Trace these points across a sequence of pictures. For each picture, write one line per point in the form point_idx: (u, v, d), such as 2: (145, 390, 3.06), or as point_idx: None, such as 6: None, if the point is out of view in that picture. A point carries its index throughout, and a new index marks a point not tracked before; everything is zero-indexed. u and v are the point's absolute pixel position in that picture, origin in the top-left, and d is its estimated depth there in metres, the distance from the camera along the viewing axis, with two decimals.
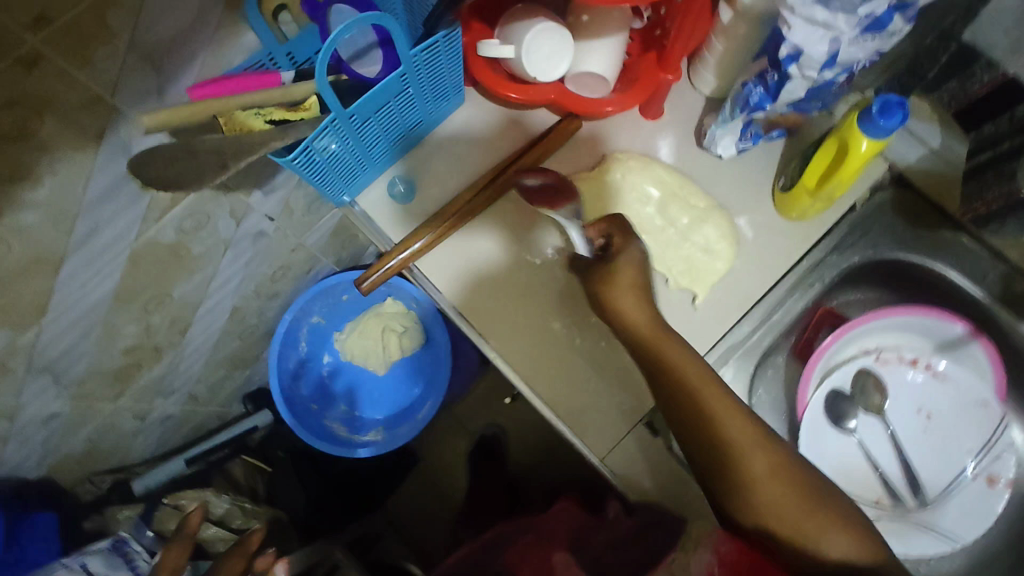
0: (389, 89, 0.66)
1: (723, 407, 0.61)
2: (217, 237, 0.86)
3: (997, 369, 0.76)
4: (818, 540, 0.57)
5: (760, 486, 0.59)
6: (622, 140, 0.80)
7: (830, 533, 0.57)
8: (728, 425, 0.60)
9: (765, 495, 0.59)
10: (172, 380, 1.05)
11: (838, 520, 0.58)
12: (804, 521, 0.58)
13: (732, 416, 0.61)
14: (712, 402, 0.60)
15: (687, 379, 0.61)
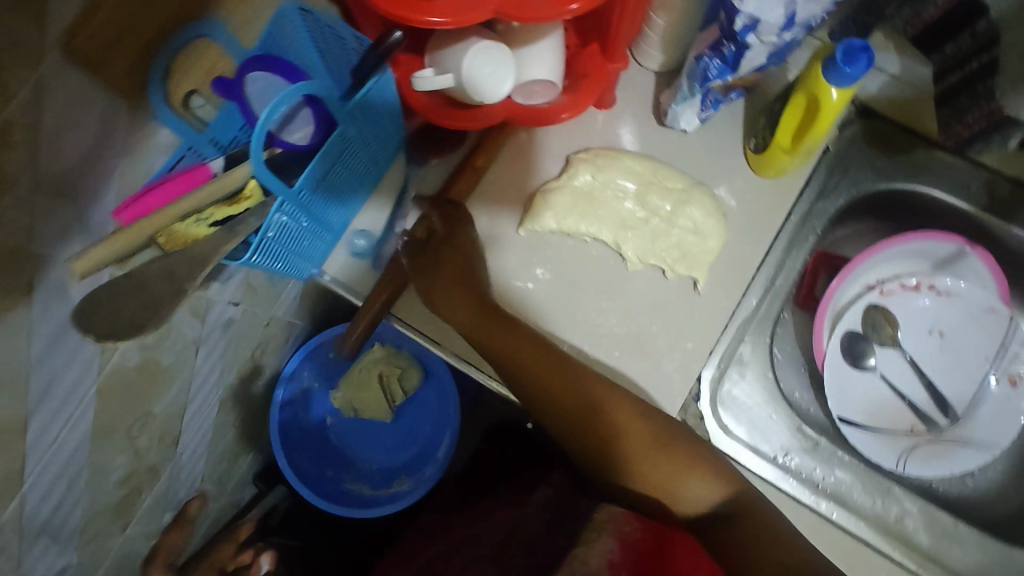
0: (331, 151, 0.62)
1: (603, 401, 0.63)
2: (184, 340, 0.79)
3: (998, 276, 0.77)
4: (679, 489, 0.62)
5: (626, 460, 0.63)
6: (583, 138, 0.77)
7: (693, 482, 0.62)
8: (600, 418, 0.63)
9: (630, 464, 0.63)
10: (177, 490, 0.99)
11: (700, 465, 0.62)
12: (671, 469, 0.62)
13: (605, 402, 0.63)
14: (613, 416, 0.63)
15: (569, 403, 0.64)
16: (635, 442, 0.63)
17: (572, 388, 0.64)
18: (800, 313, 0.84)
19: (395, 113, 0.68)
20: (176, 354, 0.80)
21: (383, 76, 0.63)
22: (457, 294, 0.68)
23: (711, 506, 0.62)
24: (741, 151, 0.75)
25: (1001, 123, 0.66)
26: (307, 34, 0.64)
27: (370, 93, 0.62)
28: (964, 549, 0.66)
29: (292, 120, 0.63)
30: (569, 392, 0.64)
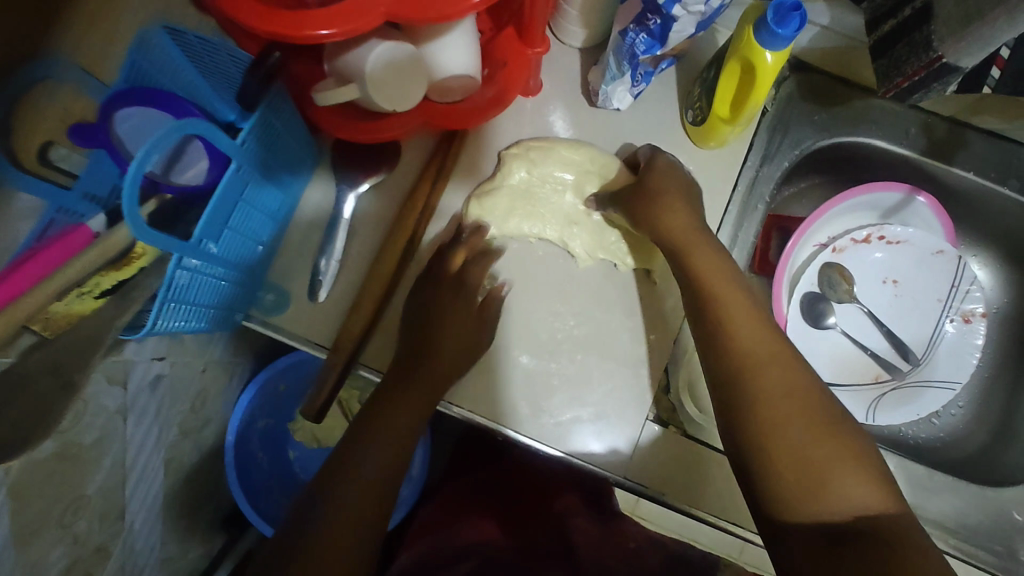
0: (229, 190, 0.54)
1: (769, 352, 0.55)
2: (106, 412, 0.72)
3: (941, 216, 0.77)
4: (836, 481, 0.49)
5: (775, 416, 0.52)
6: (513, 130, 0.71)
7: (851, 481, 0.49)
8: (765, 371, 0.54)
9: (780, 408, 0.52)
10: (136, 561, 0.91)
11: (855, 464, 0.50)
12: (821, 457, 0.50)
13: (782, 360, 0.55)
14: (770, 375, 0.54)
15: (747, 351, 0.55)
16: (790, 399, 0.53)
17: (747, 334, 0.56)
18: (757, 279, 0.83)
19: (298, 131, 0.61)
20: (100, 429, 0.72)
21: (274, 94, 0.55)
22: (677, 210, 0.63)
23: (860, 513, 0.48)
24: (680, 125, 0.71)
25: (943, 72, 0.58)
26: (180, 56, 0.55)
27: (262, 117, 0.54)
28: (940, 498, 0.67)
29: (180, 159, 0.55)
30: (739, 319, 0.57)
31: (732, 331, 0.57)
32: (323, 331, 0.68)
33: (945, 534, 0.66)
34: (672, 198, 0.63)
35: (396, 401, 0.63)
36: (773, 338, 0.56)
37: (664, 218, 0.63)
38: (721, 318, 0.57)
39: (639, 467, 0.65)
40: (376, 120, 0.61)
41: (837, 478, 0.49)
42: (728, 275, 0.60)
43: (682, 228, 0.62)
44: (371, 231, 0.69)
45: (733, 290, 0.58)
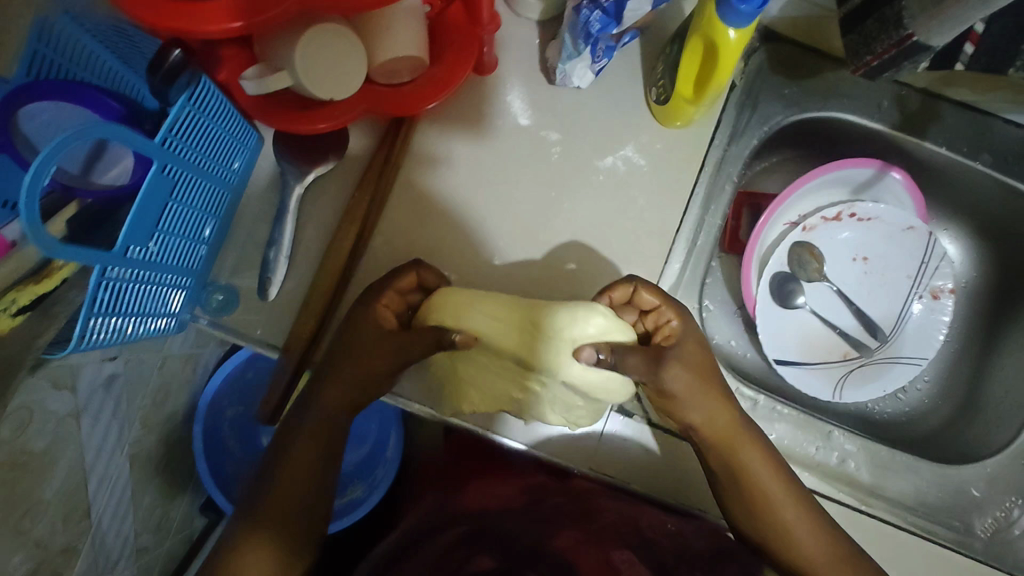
0: (156, 192, 0.50)
1: (748, 443, 0.63)
2: (56, 417, 0.69)
3: (913, 193, 0.75)
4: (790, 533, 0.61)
5: (738, 474, 0.62)
6: (468, 112, 0.67)
7: (801, 532, 0.62)
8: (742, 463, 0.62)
9: (756, 488, 0.62)
10: (109, 555, 0.90)
11: (807, 520, 0.62)
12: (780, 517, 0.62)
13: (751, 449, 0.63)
14: (750, 465, 0.62)
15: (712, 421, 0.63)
16: (767, 482, 0.62)
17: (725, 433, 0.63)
18: (727, 258, 0.81)
19: (231, 122, 0.57)
20: (51, 434, 0.69)
21: (196, 86, 0.50)
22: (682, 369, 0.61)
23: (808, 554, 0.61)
24: (644, 103, 0.68)
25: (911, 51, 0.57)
26: (92, 41, 0.51)
27: (186, 112, 0.50)
28: (901, 477, 0.68)
29: (102, 157, 0.52)
30: (700, 374, 0.63)
31: (718, 430, 0.62)
32: (275, 329, 0.65)
33: (905, 512, 0.66)
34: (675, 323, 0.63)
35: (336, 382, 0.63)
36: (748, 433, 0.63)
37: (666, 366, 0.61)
38: (701, 422, 0.62)
39: (625, 465, 0.65)
40: (315, 110, 0.57)
41: (800, 541, 0.61)
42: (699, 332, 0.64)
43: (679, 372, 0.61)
44: (322, 223, 0.66)
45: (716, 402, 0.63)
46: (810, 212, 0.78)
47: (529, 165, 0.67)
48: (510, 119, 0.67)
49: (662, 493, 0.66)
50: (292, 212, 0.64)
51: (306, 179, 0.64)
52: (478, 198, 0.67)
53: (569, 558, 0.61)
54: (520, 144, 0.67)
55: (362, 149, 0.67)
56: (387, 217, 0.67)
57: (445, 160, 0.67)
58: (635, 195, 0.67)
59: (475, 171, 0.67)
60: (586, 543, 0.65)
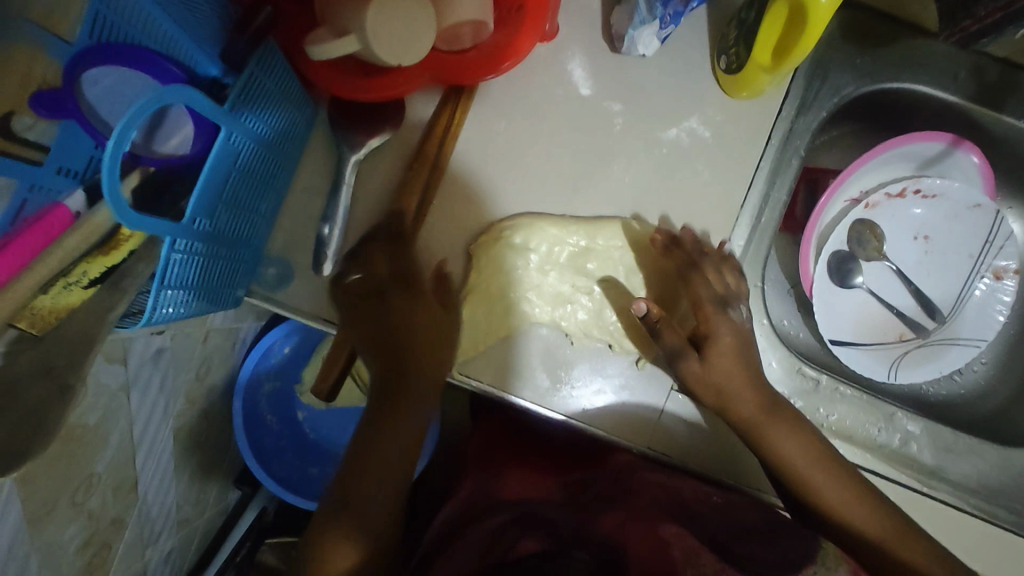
0: (222, 161, 0.49)
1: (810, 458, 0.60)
2: (108, 391, 0.69)
3: (983, 168, 0.73)
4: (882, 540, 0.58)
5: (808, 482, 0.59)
6: (527, 80, 0.65)
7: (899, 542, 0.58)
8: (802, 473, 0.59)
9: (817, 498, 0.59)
10: (153, 526, 0.91)
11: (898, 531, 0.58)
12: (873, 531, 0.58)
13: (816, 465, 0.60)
14: (817, 481, 0.59)
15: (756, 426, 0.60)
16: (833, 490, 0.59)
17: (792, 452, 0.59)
18: (782, 236, 0.79)
19: (291, 92, 0.56)
20: (103, 408, 0.69)
21: (262, 52, 0.49)
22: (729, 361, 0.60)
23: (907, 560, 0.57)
24: (711, 73, 0.65)
25: (1018, 13, 0.58)
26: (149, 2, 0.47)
27: (251, 78, 0.49)
28: (964, 460, 0.66)
29: (163, 124, 0.50)
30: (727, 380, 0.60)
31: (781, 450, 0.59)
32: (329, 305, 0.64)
33: (969, 497, 0.65)
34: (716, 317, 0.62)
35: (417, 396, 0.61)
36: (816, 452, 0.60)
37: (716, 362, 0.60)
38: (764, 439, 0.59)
39: (676, 445, 0.64)
40: (378, 76, 0.55)
41: (907, 555, 0.57)
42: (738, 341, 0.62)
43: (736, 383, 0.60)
44: (377, 196, 0.64)
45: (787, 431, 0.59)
46: (872, 188, 0.75)
47: (591, 137, 0.65)
48: (571, 88, 0.65)
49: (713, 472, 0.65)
50: (347, 184, 0.62)
51: (362, 151, 0.62)
52: (536, 175, 0.65)
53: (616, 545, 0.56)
54: (582, 115, 0.65)
55: (418, 118, 0.64)
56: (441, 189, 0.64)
57: (504, 132, 0.65)
58: (700, 169, 0.65)
59: (535, 143, 0.65)
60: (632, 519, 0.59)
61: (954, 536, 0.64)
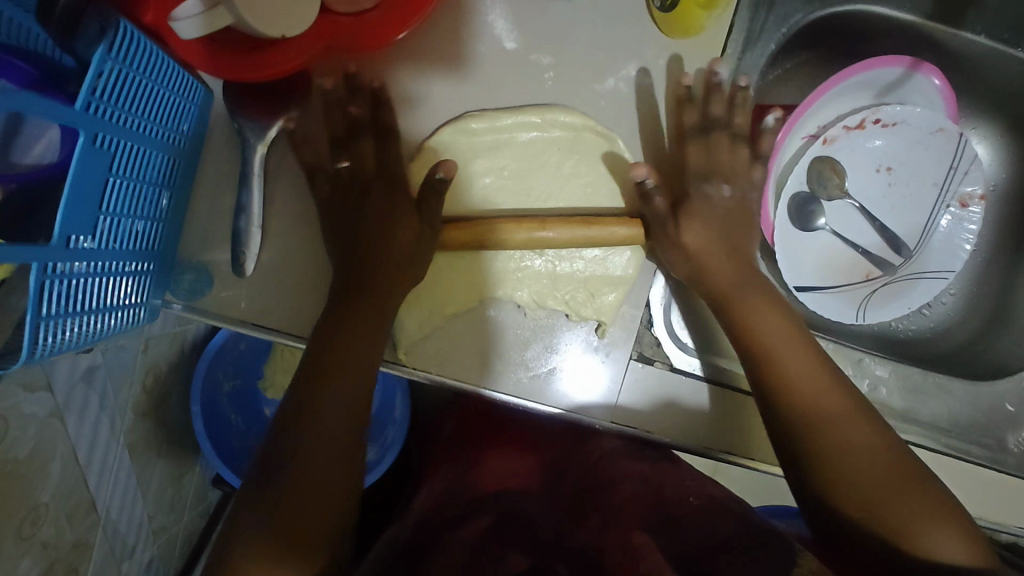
0: (91, 168, 0.43)
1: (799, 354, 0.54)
2: (34, 422, 0.64)
3: (943, 91, 0.69)
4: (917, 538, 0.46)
5: (802, 409, 0.52)
6: (447, 33, 0.58)
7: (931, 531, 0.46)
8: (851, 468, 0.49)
9: (826, 435, 0.51)
10: (125, 540, 0.88)
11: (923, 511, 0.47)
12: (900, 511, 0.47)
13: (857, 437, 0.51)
14: (799, 381, 0.53)
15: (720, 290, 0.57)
16: (885, 470, 0.49)
17: (827, 416, 0.52)
18: None
19: (169, 77, 0.48)
20: (34, 438, 0.64)
21: (116, 36, 0.41)
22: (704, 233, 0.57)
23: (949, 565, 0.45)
24: (646, 13, 0.59)
25: None
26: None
27: (108, 68, 0.41)
28: (934, 401, 0.66)
29: (20, 131, 0.43)
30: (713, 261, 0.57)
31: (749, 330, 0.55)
32: (254, 309, 0.58)
33: (939, 435, 0.64)
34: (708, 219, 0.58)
35: (335, 355, 0.51)
36: (850, 398, 0.52)
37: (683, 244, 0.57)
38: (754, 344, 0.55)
39: (642, 383, 0.61)
40: (267, 50, 0.49)
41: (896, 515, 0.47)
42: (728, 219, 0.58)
43: (712, 256, 0.57)
44: (297, 185, 0.58)
45: (778, 324, 0.55)
46: (831, 122, 0.70)
47: (523, 95, 0.59)
48: (494, 44, 0.59)
49: (688, 439, 0.61)
50: (257, 175, 0.56)
51: (267, 137, 0.56)
52: (465, 147, 0.59)
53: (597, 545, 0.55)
54: (509, 73, 0.59)
55: None
56: None
57: (430, 101, 0.59)
58: (644, 118, 0.60)
59: (463, 106, 0.59)
60: (612, 527, 0.57)
61: None
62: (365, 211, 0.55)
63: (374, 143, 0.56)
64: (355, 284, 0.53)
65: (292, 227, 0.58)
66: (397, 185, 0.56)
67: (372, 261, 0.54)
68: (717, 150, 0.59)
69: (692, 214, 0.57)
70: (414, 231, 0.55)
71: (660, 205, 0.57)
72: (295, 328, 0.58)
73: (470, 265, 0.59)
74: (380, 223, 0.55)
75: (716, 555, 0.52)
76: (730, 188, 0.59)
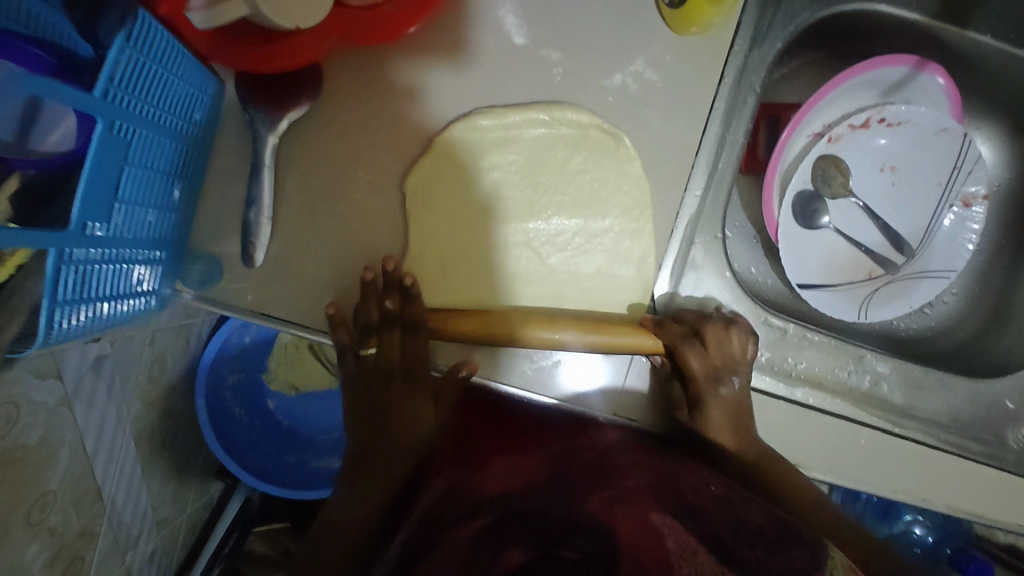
0: (108, 155, 0.43)
1: (784, 468, 0.58)
2: (44, 409, 0.65)
3: (947, 90, 0.70)
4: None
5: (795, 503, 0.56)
6: (457, 29, 0.59)
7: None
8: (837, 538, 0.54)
9: (808, 511, 0.55)
10: (130, 530, 0.88)
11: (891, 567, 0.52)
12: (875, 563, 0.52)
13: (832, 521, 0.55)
14: (778, 474, 0.58)
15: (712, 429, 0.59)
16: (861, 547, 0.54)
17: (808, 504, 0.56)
18: (745, 179, 0.75)
19: (185, 68, 0.49)
20: (43, 426, 0.65)
21: (137, 27, 0.42)
22: (721, 419, 0.59)
23: None
24: (655, 9, 0.59)
25: None
26: None
27: (128, 57, 0.42)
28: (935, 397, 0.66)
29: (38, 119, 0.44)
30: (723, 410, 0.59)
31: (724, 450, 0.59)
32: (263, 300, 0.59)
33: (940, 432, 0.64)
34: (720, 406, 0.59)
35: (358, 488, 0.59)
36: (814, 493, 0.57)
37: (705, 425, 0.59)
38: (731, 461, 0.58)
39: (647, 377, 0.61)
40: (279, 41, 0.50)
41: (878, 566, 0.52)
42: (744, 372, 0.60)
43: (733, 444, 0.59)
44: (306, 177, 0.59)
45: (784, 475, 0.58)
46: (836, 121, 0.71)
47: (532, 90, 0.60)
48: (503, 38, 0.59)
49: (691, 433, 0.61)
50: (267, 166, 0.57)
51: (278, 128, 0.57)
52: (473, 141, 0.59)
53: (604, 523, 0.47)
54: (519, 68, 0.60)
55: (341, 84, 0.58)
56: (362, 181, 0.59)
57: (441, 95, 0.59)
58: (651, 113, 0.60)
59: (472, 100, 0.59)
60: (623, 504, 0.50)
61: (892, 474, 0.62)
62: (391, 399, 0.61)
63: (401, 335, 0.59)
64: (372, 450, 0.60)
65: (301, 218, 0.59)
66: (419, 377, 0.60)
67: (388, 429, 0.61)
68: (717, 348, 0.59)
69: (715, 423, 0.59)
70: (432, 408, 0.61)
71: (676, 391, 0.61)
72: (302, 318, 0.59)
73: (477, 256, 0.60)
74: (404, 407, 0.61)
75: (755, 547, 0.44)
76: (741, 381, 0.60)
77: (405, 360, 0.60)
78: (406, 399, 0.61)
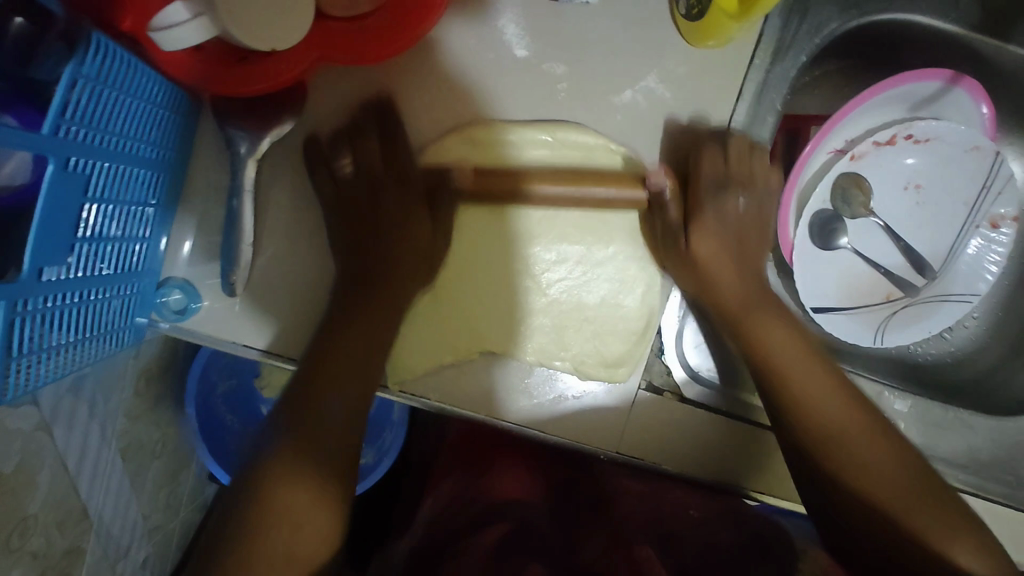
0: (63, 194, 0.39)
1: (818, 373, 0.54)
2: (19, 436, 0.61)
3: (982, 105, 0.64)
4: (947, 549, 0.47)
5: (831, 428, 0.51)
6: (456, 39, 0.54)
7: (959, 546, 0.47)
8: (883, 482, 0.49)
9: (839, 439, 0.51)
10: (119, 541, 0.87)
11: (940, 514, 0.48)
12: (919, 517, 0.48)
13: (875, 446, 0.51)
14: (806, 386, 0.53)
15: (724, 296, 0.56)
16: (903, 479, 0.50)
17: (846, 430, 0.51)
18: None
19: (148, 87, 0.44)
20: (20, 453, 0.62)
21: (88, 52, 0.37)
22: (728, 269, 0.56)
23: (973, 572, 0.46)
24: (670, 18, 0.55)
25: None
26: None
27: (81, 87, 0.38)
28: (953, 436, 0.63)
29: None
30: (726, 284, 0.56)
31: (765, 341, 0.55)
32: (246, 331, 0.55)
33: (959, 472, 0.62)
34: (708, 229, 0.56)
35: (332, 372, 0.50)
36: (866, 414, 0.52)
37: (714, 280, 0.56)
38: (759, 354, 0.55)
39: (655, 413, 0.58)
40: (258, 60, 0.46)
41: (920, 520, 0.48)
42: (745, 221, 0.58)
43: (718, 266, 0.56)
44: (292, 201, 0.55)
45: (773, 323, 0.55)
46: (859, 137, 0.66)
47: (535, 106, 0.55)
48: (504, 49, 0.54)
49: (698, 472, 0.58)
50: (249, 189, 0.53)
51: (260, 148, 0.52)
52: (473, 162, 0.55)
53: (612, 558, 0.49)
54: (520, 83, 0.55)
55: (329, 101, 0.54)
56: None
57: (437, 111, 0.55)
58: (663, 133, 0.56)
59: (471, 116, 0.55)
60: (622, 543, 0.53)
61: None
62: (390, 217, 0.55)
63: (381, 146, 0.54)
64: (348, 368, 0.50)
65: (287, 244, 0.55)
66: (407, 176, 0.55)
67: (388, 255, 0.54)
68: (736, 159, 0.56)
69: (714, 239, 0.56)
70: (428, 223, 0.55)
71: (674, 215, 0.56)
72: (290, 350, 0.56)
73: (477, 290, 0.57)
74: (402, 237, 0.54)
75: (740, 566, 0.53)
76: (746, 200, 0.57)
77: (409, 171, 0.55)
78: (402, 218, 0.54)
